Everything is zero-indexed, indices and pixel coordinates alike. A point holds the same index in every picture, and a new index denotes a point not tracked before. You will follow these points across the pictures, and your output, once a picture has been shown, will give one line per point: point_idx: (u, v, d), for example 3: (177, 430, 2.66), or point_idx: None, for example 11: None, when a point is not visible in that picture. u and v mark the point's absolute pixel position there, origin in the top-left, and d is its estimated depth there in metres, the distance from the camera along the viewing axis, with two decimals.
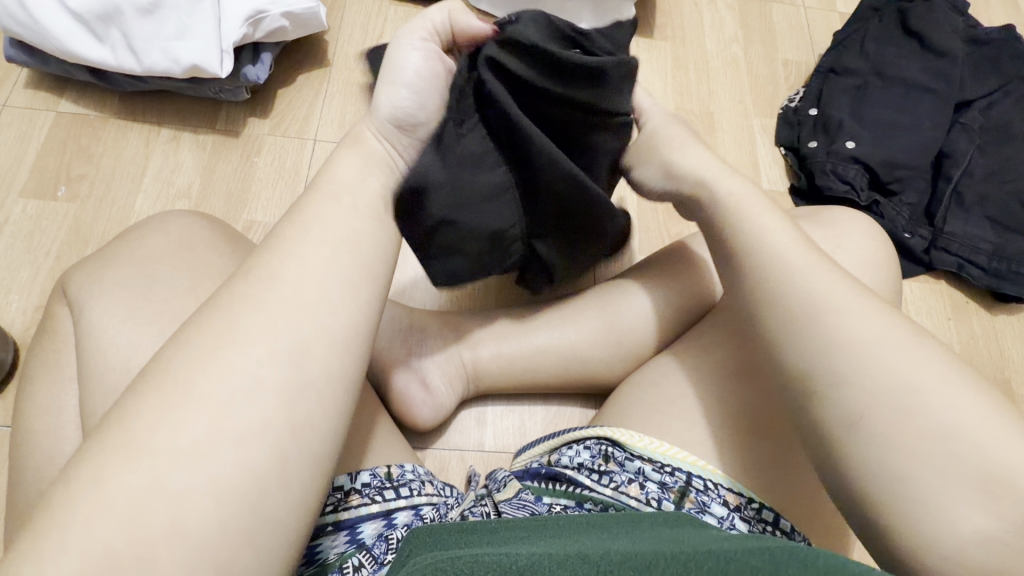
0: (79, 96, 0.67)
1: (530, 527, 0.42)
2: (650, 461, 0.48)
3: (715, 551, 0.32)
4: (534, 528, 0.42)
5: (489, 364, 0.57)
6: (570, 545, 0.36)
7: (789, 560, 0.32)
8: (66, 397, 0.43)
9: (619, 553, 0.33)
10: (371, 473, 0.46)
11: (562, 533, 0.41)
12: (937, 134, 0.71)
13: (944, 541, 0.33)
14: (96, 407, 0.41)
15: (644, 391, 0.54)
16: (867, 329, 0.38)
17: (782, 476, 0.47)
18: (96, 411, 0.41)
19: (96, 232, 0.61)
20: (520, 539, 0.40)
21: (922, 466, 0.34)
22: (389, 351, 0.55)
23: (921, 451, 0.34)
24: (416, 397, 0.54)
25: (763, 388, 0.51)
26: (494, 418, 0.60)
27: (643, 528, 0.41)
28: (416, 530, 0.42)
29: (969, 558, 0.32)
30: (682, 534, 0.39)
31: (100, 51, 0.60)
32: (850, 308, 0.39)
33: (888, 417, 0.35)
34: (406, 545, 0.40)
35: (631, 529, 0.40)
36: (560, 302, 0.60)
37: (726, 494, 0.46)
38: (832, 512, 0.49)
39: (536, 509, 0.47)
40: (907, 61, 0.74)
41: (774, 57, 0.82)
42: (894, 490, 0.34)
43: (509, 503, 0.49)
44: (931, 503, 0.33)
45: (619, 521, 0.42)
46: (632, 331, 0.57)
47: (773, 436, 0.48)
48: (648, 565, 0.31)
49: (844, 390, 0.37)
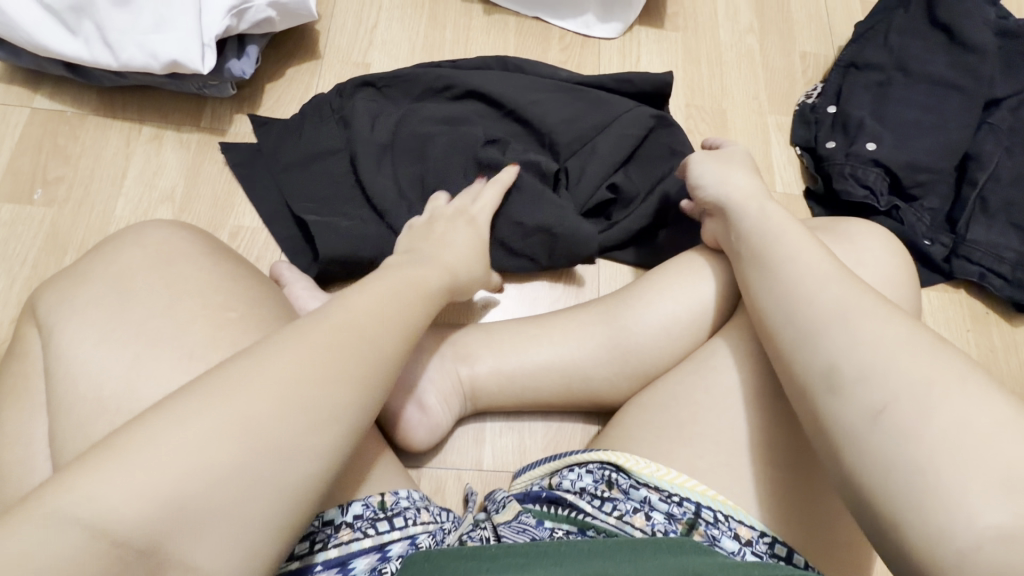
0: (55, 91, 0.63)
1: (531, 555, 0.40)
2: (657, 490, 0.46)
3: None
4: (534, 555, 0.39)
5: (487, 381, 0.54)
6: None
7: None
8: (35, 426, 0.40)
9: None
10: (363, 503, 0.44)
11: (564, 560, 0.39)
12: (963, 136, 0.67)
13: (957, 534, 0.29)
14: (67, 439, 0.38)
15: (651, 412, 0.51)
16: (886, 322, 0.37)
17: (795, 504, 0.45)
18: (67, 443, 0.38)
19: (75, 239, 0.58)
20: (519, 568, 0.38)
21: (938, 452, 0.31)
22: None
23: (941, 445, 0.31)
24: (411, 417, 0.52)
25: (777, 414, 0.48)
26: (492, 436, 0.58)
27: (647, 559, 0.39)
28: (413, 556, 0.41)
29: (986, 557, 0.29)
30: (689, 565, 0.38)
31: (73, 44, 0.56)
32: (864, 308, 0.38)
33: (907, 406, 0.33)
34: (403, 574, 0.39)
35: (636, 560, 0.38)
36: (561, 316, 0.57)
37: (738, 527, 0.43)
38: (856, 542, 0.46)
39: (537, 533, 0.45)
40: (933, 56, 0.70)
41: (791, 48, 0.77)
42: (904, 484, 0.32)
43: (509, 526, 0.47)
44: (949, 492, 0.30)
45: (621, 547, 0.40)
46: (639, 348, 0.54)
47: (786, 465, 0.46)
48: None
49: (866, 382, 0.35)
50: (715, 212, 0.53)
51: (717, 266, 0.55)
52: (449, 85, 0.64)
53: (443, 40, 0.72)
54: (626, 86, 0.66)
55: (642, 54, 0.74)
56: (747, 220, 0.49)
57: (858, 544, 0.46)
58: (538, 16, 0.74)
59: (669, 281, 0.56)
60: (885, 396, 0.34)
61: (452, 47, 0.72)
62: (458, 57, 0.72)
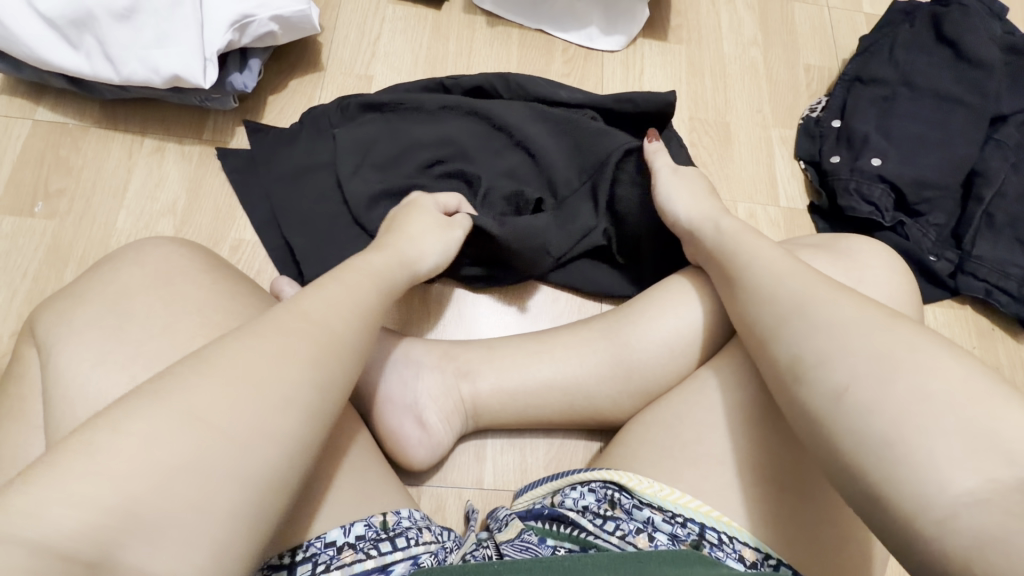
0: (57, 104, 0.63)
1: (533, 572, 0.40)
2: (661, 510, 0.45)
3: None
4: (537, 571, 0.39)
5: (488, 399, 0.54)
6: None
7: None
8: (32, 447, 0.40)
9: None
10: (365, 523, 0.43)
11: None
12: (970, 151, 0.67)
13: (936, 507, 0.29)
14: None
15: (653, 431, 0.51)
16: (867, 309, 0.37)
17: (802, 525, 0.44)
18: None
19: (76, 252, 0.58)
20: None
21: (917, 421, 0.31)
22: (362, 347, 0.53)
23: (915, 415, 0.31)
24: (411, 436, 0.51)
25: (782, 435, 0.47)
26: (494, 452, 0.57)
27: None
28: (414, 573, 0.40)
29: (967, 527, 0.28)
30: None
31: (74, 58, 0.56)
32: (839, 297, 0.39)
33: (879, 376, 0.33)
34: None
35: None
36: (563, 332, 0.56)
37: (742, 549, 0.43)
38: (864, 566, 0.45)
39: (540, 551, 0.45)
40: (939, 71, 0.69)
41: (795, 61, 0.77)
42: (883, 455, 0.31)
43: (511, 544, 0.47)
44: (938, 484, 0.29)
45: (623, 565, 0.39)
46: (643, 366, 0.54)
47: (791, 486, 0.45)
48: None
49: (839, 359, 0.35)
50: (685, 234, 0.54)
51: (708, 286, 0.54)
52: (450, 105, 0.64)
53: (446, 52, 0.72)
54: (627, 106, 0.65)
55: (646, 67, 0.74)
56: (717, 240, 0.49)
57: (866, 566, 0.45)
58: (542, 28, 0.74)
59: (665, 297, 0.55)
60: (844, 376, 0.34)
61: (455, 59, 0.72)
62: (461, 69, 0.71)
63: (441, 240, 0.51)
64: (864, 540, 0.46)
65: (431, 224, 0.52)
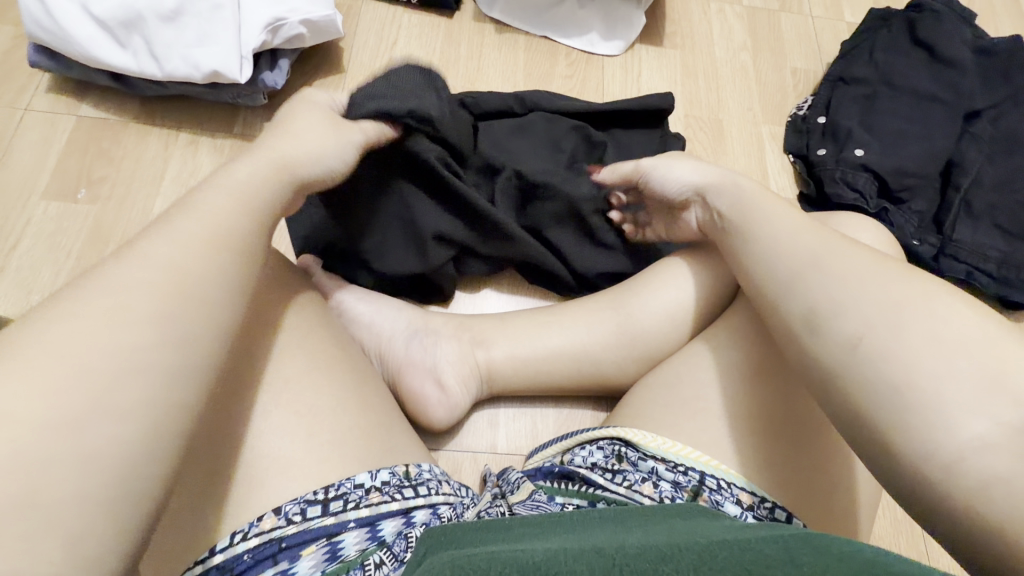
0: (99, 100, 0.68)
1: (545, 522, 0.43)
2: (664, 461, 0.49)
3: (745, 546, 0.35)
4: (548, 524, 0.43)
5: (502, 366, 0.58)
6: (584, 541, 0.38)
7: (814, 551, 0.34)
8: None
9: (637, 547, 0.35)
10: (390, 471, 0.45)
11: (575, 528, 0.42)
12: (946, 144, 0.72)
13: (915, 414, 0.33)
14: None
15: (656, 392, 0.54)
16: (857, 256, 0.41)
17: (797, 472, 0.48)
18: None
19: (116, 233, 0.62)
20: (534, 534, 0.41)
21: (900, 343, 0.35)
22: (376, 320, 0.58)
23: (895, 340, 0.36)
24: (430, 396, 0.55)
25: (778, 391, 0.50)
26: (506, 420, 0.61)
27: (657, 519, 0.42)
28: (434, 530, 0.42)
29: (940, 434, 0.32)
30: (699, 527, 0.40)
31: (122, 56, 0.61)
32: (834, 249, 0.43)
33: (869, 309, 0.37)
34: (422, 545, 0.40)
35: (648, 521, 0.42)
36: (571, 304, 0.60)
37: (740, 493, 0.46)
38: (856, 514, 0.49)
39: (550, 508, 0.47)
40: (915, 71, 0.75)
41: (783, 65, 0.83)
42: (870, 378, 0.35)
43: (523, 504, 0.49)
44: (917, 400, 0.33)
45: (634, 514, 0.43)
46: (646, 334, 0.58)
47: (787, 439, 0.49)
48: (695, 568, 0.32)
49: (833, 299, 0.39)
50: (696, 203, 0.55)
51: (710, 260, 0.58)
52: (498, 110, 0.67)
53: (458, 56, 0.78)
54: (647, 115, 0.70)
55: (643, 70, 0.80)
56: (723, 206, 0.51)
57: (856, 512, 0.49)
58: (546, 35, 0.80)
59: (665, 270, 0.60)
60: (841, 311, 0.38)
61: (467, 63, 0.77)
62: (472, 72, 0.77)
63: (338, 141, 0.45)
64: (856, 490, 0.49)
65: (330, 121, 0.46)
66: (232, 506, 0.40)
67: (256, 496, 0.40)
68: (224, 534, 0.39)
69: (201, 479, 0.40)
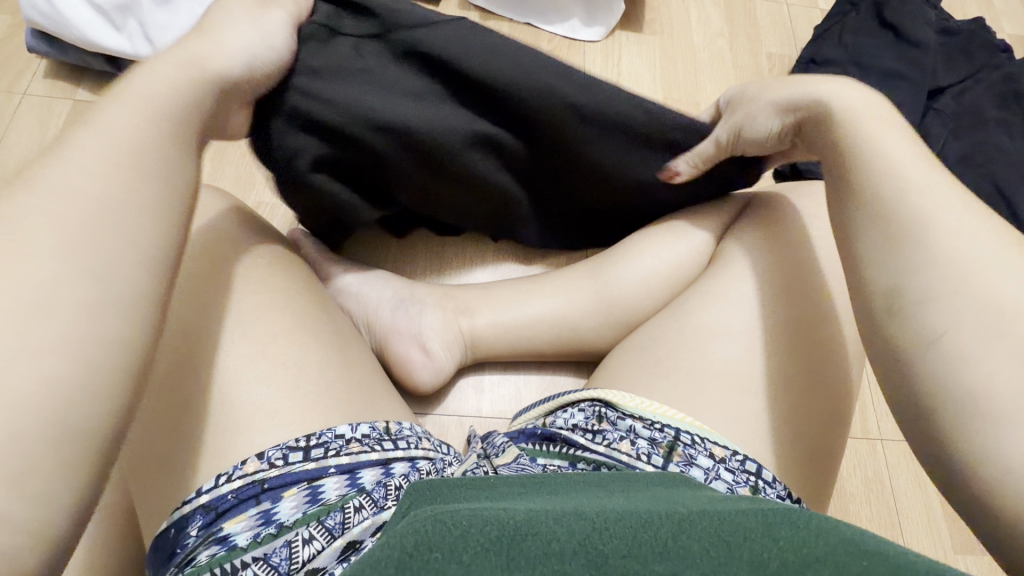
0: (93, 84, 0.70)
1: (529, 484, 0.45)
2: (641, 419, 0.51)
3: (726, 516, 0.34)
4: (532, 485, 0.45)
5: (486, 333, 0.60)
6: (563, 503, 0.40)
7: (789, 525, 0.34)
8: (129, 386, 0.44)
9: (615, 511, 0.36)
10: (370, 426, 0.47)
11: (556, 490, 0.44)
12: (913, 119, 0.74)
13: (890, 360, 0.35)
14: None
15: (633, 353, 0.57)
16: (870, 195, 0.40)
17: (766, 425, 0.50)
18: None
19: None
20: (517, 494, 0.43)
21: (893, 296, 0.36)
22: (362, 288, 0.60)
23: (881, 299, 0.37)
24: (416, 361, 0.57)
25: (748, 347, 0.52)
26: (491, 385, 0.63)
27: (639, 487, 0.44)
28: (417, 485, 0.43)
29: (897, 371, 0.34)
30: (676, 494, 0.42)
31: (117, 39, 0.64)
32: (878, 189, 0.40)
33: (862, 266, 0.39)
34: (405, 499, 0.41)
35: (627, 490, 0.43)
36: (552, 274, 0.63)
37: (712, 447, 0.48)
38: (828, 465, 0.51)
39: (533, 469, 0.50)
40: (884, 52, 0.77)
41: (758, 49, 0.86)
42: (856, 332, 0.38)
43: (508, 466, 0.51)
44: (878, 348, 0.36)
45: (613, 482, 0.44)
46: (624, 301, 0.59)
47: (755, 394, 0.51)
48: (676, 533, 0.33)
49: None
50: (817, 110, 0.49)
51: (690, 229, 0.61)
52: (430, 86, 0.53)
53: None
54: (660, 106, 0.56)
55: (623, 54, 0.82)
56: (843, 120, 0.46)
57: (826, 464, 0.51)
58: (529, 21, 0.82)
59: (643, 243, 0.62)
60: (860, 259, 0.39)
61: None
62: None
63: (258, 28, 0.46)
64: (828, 442, 0.51)
65: (250, 13, 0.46)
66: (217, 449, 0.42)
67: (240, 439, 0.42)
68: (209, 476, 0.41)
69: (188, 426, 0.43)
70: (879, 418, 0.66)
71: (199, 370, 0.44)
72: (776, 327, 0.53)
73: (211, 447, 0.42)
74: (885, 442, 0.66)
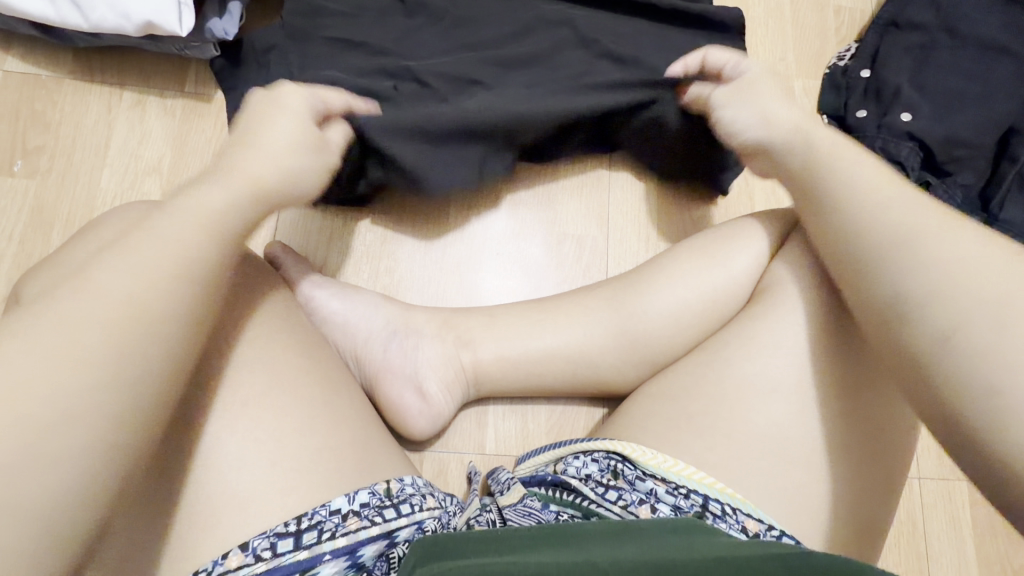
0: (27, 52, 0.60)
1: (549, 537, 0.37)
2: (664, 481, 0.43)
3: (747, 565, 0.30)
4: (541, 536, 0.37)
5: (491, 367, 0.53)
6: (580, 556, 0.33)
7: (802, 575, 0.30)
8: None
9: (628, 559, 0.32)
10: (369, 491, 0.41)
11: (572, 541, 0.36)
12: (1008, 105, 0.63)
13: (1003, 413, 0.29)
14: None
15: (658, 401, 0.49)
16: (872, 250, 0.38)
17: (816, 493, 0.43)
18: None
19: (61, 213, 0.57)
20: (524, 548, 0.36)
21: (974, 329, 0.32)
22: (351, 322, 0.53)
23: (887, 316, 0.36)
24: (411, 406, 0.51)
25: (800, 407, 0.45)
26: (496, 419, 0.57)
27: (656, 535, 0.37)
28: (423, 539, 0.37)
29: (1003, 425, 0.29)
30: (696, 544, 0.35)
31: (38, 3, 0.53)
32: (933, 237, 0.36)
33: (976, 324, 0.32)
34: (411, 555, 0.36)
35: (639, 535, 0.37)
36: (570, 298, 0.55)
37: (745, 520, 0.41)
38: (880, 529, 0.45)
39: (542, 518, 0.44)
40: (983, 15, 0.65)
41: (825, 3, 0.73)
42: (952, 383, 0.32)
43: (513, 509, 0.45)
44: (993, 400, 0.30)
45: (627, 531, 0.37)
46: (649, 338, 0.52)
47: (807, 461, 0.44)
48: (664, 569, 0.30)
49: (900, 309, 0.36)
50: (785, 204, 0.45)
51: (739, 249, 0.52)
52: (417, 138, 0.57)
53: None
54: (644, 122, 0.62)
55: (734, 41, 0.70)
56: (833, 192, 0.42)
57: (880, 532, 0.45)
58: None
59: (672, 264, 0.54)
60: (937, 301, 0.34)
61: None
62: None
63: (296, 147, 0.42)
64: (884, 512, 0.45)
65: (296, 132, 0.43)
66: (185, 546, 0.36)
67: (213, 534, 0.37)
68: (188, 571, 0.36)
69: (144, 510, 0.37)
70: (919, 455, 0.60)
71: (157, 452, 0.38)
72: (836, 384, 0.45)
73: (181, 536, 0.37)
74: (922, 482, 0.60)
